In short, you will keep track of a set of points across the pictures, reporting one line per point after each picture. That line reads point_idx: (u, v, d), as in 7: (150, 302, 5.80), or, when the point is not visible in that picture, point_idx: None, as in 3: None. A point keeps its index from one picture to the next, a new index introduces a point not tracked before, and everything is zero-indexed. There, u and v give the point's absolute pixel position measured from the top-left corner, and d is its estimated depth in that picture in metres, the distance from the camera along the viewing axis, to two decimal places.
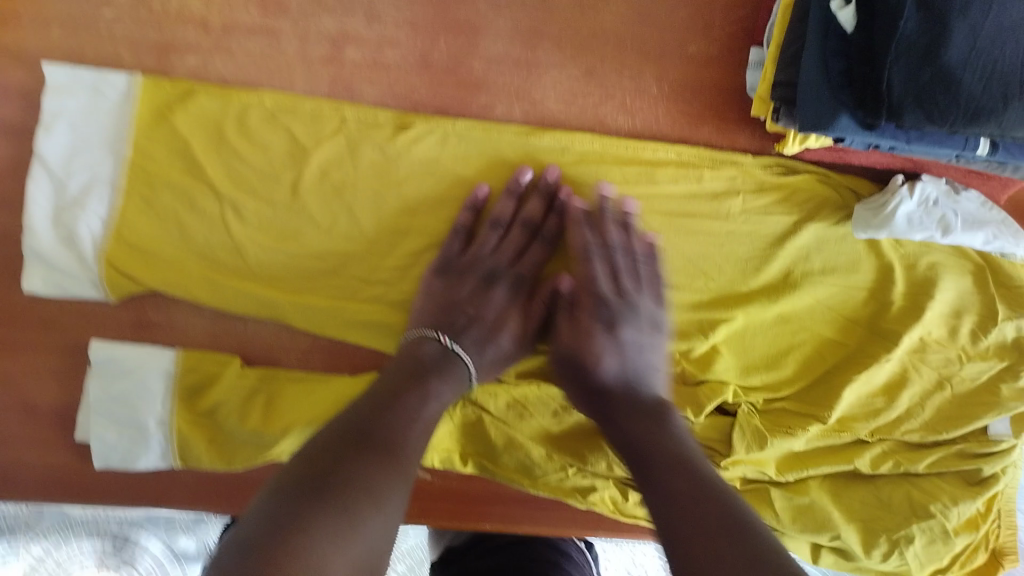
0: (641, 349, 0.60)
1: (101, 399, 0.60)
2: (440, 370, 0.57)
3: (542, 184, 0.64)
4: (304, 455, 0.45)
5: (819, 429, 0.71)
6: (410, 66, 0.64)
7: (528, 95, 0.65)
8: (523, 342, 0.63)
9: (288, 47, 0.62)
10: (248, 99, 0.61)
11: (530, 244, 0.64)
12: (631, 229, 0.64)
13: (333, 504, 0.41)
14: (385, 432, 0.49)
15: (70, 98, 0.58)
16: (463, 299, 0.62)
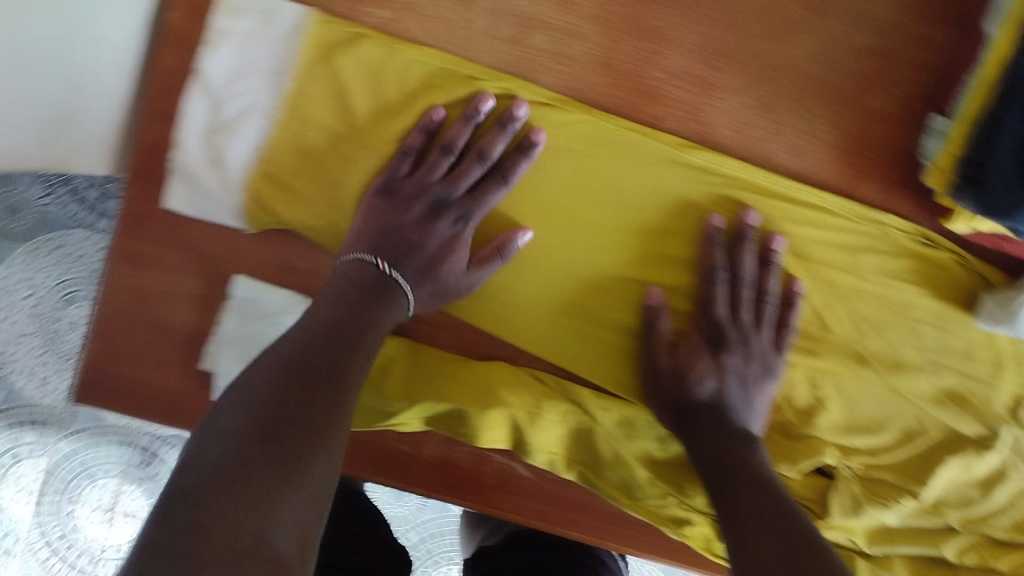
0: (741, 381, 0.63)
1: (238, 334, 0.61)
2: (379, 299, 0.57)
3: (506, 116, 0.58)
4: (246, 400, 0.47)
5: (912, 507, 0.68)
6: (591, 63, 0.60)
7: (699, 117, 0.62)
8: (465, 281, 0.60)
9: (477, 20, 0.60)
10: (416, 55, 0.59)
11: (484, 178, 0.59)
12: (773, 269, 0.63)
13: (284, 450, 0.44)
14: (328, 367, 0.50)
15: (239, 21, 0.58)
16: (406, 224, 0.59)
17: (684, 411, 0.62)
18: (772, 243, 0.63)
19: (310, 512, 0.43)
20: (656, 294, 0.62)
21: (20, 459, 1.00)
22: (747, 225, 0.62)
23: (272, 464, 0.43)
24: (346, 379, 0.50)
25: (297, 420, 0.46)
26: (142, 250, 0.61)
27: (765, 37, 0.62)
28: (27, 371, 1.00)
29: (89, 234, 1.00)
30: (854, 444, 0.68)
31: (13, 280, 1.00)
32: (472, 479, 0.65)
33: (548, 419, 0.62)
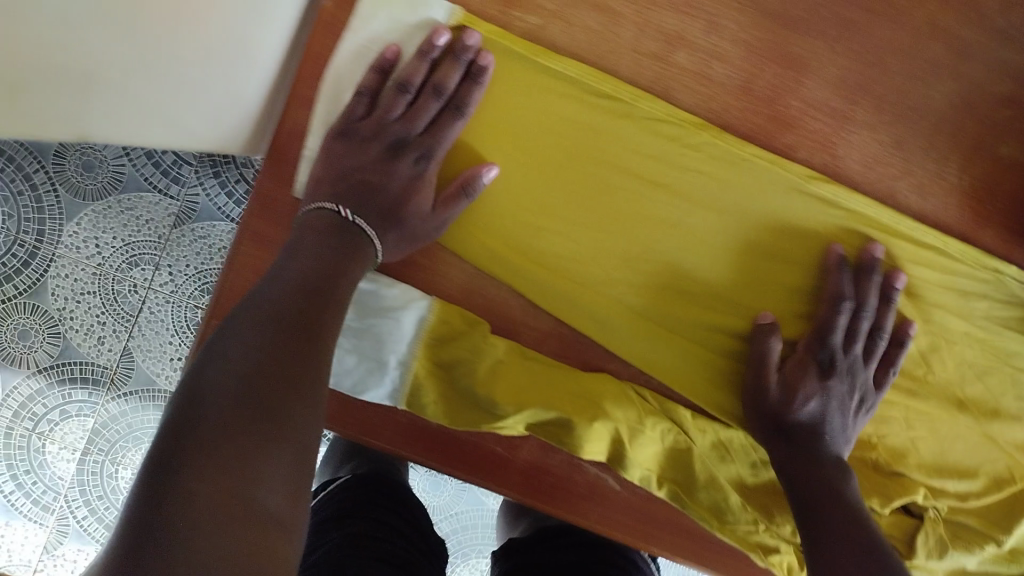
0: (842, 409, 0.63)
1: (352, 325, 0.61)
2: (349, 248, 0.57)
3: (458, 48, 0.59)
4: (220, 358, 0.48)
5: (994, 552, 0.67)
6: (732, 87, 0.62)
7: (831, 148, 0.63)
8: (434, 225, 0.59)
9: (624, 34, 0.61)
10: (558, 66, 0.60)
11: (442, 113, 0.60)
12: (891, 307, 0.64)
13: (263, 411, 0.46)
14: (305, 324, 0.52)
15: (380, 14, 0.60)
16: (366, 164, 0.59)
17: (785, 429, 0.62)
18: (873, 254, 0.63)
19: (295, 465, 0.46)
20: (769, 317, 0.63)
21: (69, 416, 1.01)
22: (872, 255, 0.63)
23: (253, 423, 0.45)
24: (320, 334, 0.52)
25: (273, 383, 0.48)
26: (269, 232, 0.60)
27: (903, 76, 0.63)
28: (86, 329, 1.01)
29: (161, 199, 1.02)
30: (942, 485, 0.67)
31: (80, 239, 1.01)
32: (563, 487, 0.65)
33: (648, 436, 0.62)
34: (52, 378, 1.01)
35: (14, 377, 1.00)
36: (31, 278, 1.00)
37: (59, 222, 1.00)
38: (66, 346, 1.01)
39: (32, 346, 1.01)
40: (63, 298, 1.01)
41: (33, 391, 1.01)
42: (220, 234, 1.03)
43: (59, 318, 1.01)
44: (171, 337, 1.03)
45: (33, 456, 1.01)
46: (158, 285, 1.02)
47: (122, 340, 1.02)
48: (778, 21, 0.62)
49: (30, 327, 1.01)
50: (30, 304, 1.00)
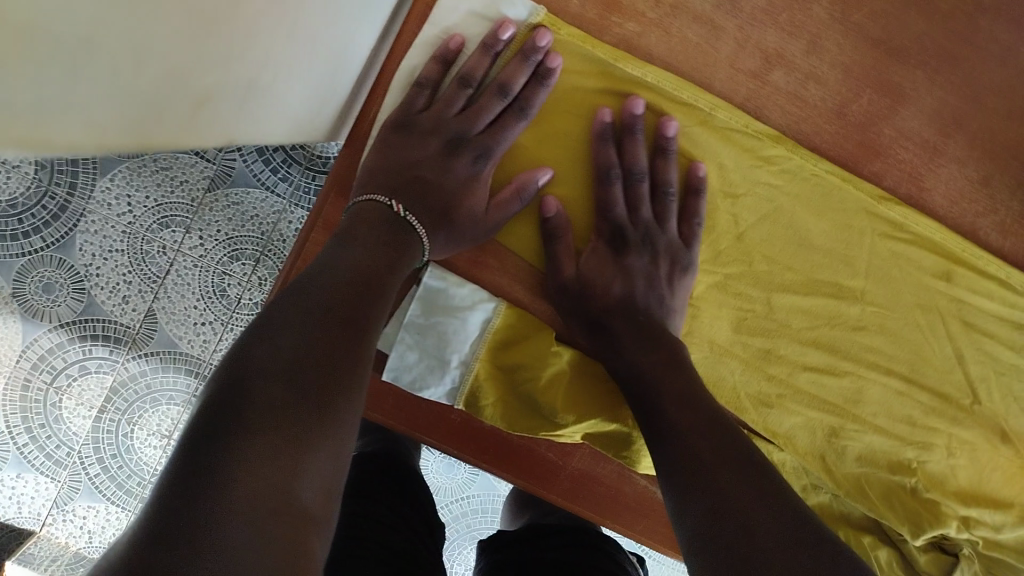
0: (650, 283, 0.61)
1: (416, 322, 0.59)
2: (389, 240, 0.55)
3: (528, 46, 0.58)
4: (271, 334, 0.43)
5: None
6: (825, 110, 0.62)
7: (919, 180, 0.63)
8: (484, 231, 0.58)
9: (723, 47, 0.60)
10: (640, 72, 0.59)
11: (505, 112, 0.60)
12: (700, 199, 0.62)
13: (312, 401, 0.41)
14: (352, 311, 0.47)
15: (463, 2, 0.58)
16: (424, 159, 0.60)
17: (599, 318, 0.59)
18: (666, 129, 0.60)
19: (337, 463, 0.40)
20: (557, 206, 0.59)
21: (88, 372, 0.96)
22: (633, 107, 0.59)
23: (294, 410, 0.40)
24: (368, 330, 0.47)
25: (322, 369, 0.42)
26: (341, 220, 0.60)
27: (998, 114, 0.63)
28: (111, 286, 0.96)
29: (199, 161, 0.96)
30: (977, 515, 0.66)
31: (113, 195, 0.95)
32: (614, 497, 0.65)
33: None
34: (74, 334, 0.95)
35: (33, 331, 0.94)
36: (59, 231, 0.94)
37: (92, 176, 0.94)
38: (90, 303, 0.95)
39: (54, 300, 0.94)
40: (90, 255, 0.95)
41: (52, 345, 0.95)
42: (253, 202, 0.98)
43: (85, 275, 0.95)
44: (197, 302, 0.98)
45: (49, 411, 0.96)
46: (187, 248, 0.97)
47: (148, 301, 0.97)
48: (881, 48, 0.62)
49: (55, 280, 0.94)
50: (56, 257, 0.94)
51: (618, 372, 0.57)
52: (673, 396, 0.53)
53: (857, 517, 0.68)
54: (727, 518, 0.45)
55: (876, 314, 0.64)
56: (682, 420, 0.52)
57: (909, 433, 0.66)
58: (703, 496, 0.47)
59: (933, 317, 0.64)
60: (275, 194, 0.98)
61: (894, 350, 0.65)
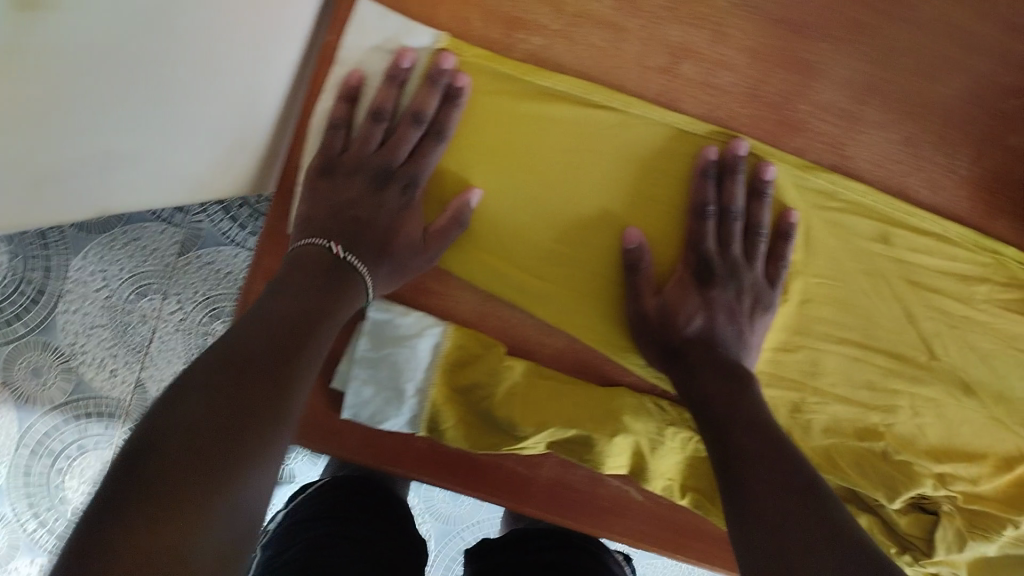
0: (731, 316, 0.62)
1: (367, 355, 0.60)
2: (330, 287, 0.55)
3: (433, 71, 0.59)
4: (183, 399, 0.43)
5: (1012, 536, 0.67)
6: (739, 94, 0.62)
7: (841, 150, 0.64)
8: (424, 259, 0.59)
9: (629, 48, 0.61)
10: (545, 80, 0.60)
11: (423, 139, 0.60)
12: (790, 244, 0.63)
13: (217, 460, 0.40)
14: (268, 361, 0.47)
15: (367, 40, 0.60)
16: (355, 200, 0.59)
17: (674, 350, 0.61)
18: (765, 173, 0.62)
19: (242, 520, 0.40)
20: (637, 238, 0.61)
21: (86, 451, 0.97)
22: (737, 148, 0.61)
23: (198, 460, 0.40)
24: (291, 386, 0.47)
25: (232, 427, 0.42)
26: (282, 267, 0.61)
27: (911, 75, 0.63)
28: (97, 362, 0.97)
29: (166, 228, 0.98)
30: (952, 470, 0.67)
31: (87, 272, 0.97)
32: (589, 500, 0.66)
33: (669, 447, 0.63)
34: (67, 413, 0.97)
35: (28, 415, 0.96)
36: (39, 315, 0.96)
37: (65, 256, 0.97)
38: (80, 381, 0.97)
39: (45, 382, 0.97)
40: (72, 333, 0.97)
41: (48, 428, 0.97)
42: (225, 259, 0.99)
43: (71, 354, 0.97)
44: (182, 365, 0.99)
45: (53, 493, 0.97)
46: (167, 314, 0.98)
47: (136, 371, 0.98)
48: (785, 28, 0.62)
49: (42, 363, 0.97)
50: (40, 341, 0.96)
51: (692, 406, 0.59)
52: (739, 428, 0.55)
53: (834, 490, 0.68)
54: (767, 534, 0.47)
55: (820, 285, 0.66)
56: (744, 445, 0.54)
57: (870, 398, 0.66)
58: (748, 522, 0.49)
59: (875, 280, 0.65)
60: (244, 248, 0.99)
61: (844, 317, 0.65)
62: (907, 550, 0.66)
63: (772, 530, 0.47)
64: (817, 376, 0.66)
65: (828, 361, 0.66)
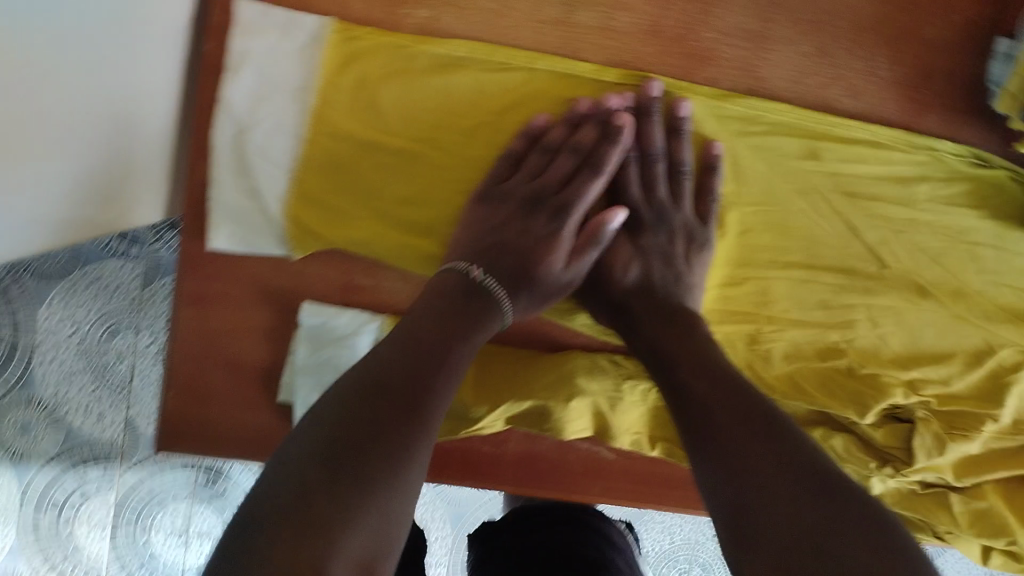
0: (667, 262, 0.61)
1: (309, 362, 0.59)
2: (464, 309, 0.54)
3: (597, 108, 0.58)
4: (317, 419, 0.41)
5: (994, 431, 0.67)
6: (641, 33, 0.59)
7: (754, 72, 0.62)
8: (563, 277, 0.59)
9: (519, 5, 0.57)
10: (446, 49, 0.56)
11: (580, 170, 0.59)
12: (716, 175, 0.61)
13: (353, 482, 0.38)
14: (416, 397, 0.44)
15: (257, 39, 0.54)
16: (504, 226, 0.59)
17: (618, 305, 0.60)
18: (681, 109, 0.59)
19: (373, 544, 0.37)
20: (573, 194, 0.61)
21: (90, 496, 0.94)
22: (651, 90, 0.58)
23: (328, 485, 0.37)
24: (429, 409, 0.44)
25: (368, 447, 0.40)
26: (206, 291, 0.58)
27: None
28: (83, 408, 0.93)
29: (123, 263, 0.92)
30: (921, 375, 0.67)
31: (55, 320, 0.91)
32: (561, 468, 0.65)
33: (629, 401, 0.62)
34: (65, 463, 0.93)
35: (27, 471, 0.92)
36: (15, 370, 0.92)
37: (31, 308, 0.91)
38: (70, 429, 0.93)
39: (37, 438, 0.92)
40: (53, 383, 0.92)
41: (48, 480, 0.93)
42: None
43: (56, 406, 0.92)
44: None
45: (65, 542, 0.94)
46: (144, 348, 0.94)
47: (124, 410, 0.94)
48: None
49: (30, 419, 0.92)
50: (23, 397, 0.92)
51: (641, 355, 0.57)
52: (689, 362, 0.54)
53: (806, 414, 0.69)
54: (739, 503, 0.44)
55: (756, 214, 0.64)
56: (699, 389, 0.52)
57: (826, 317, 0.66)
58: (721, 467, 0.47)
59: (812, 198, 0.64)
60: None
61: (786, 242, 0.64)
62: (887, 463, 0.66)
63: (748, 498, 0.44)
64: (768, 303, 0.65)
65: (777, 287, 0.65)
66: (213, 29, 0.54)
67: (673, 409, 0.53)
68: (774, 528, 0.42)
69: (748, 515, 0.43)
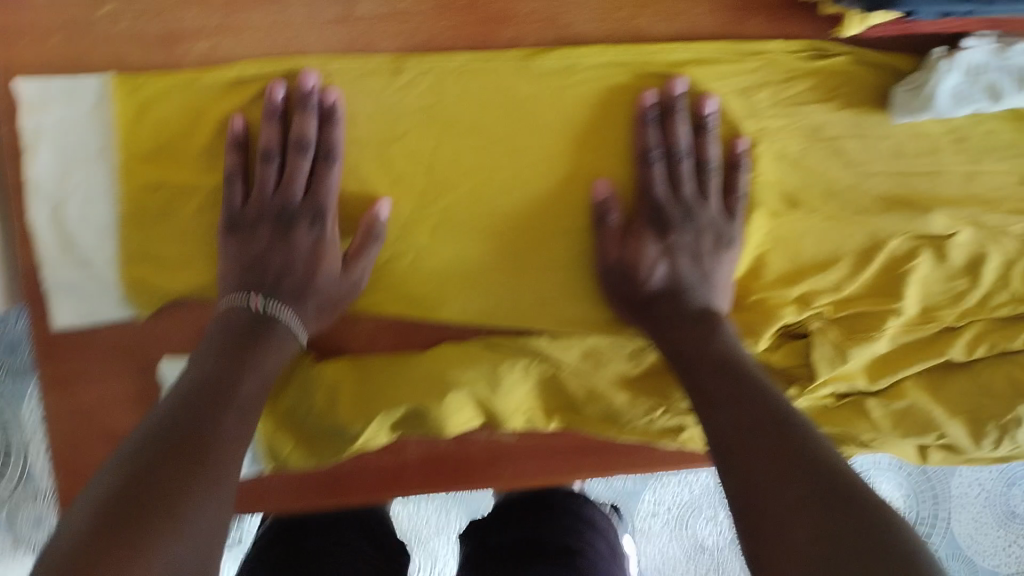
0: (695, 259, 0.61)
1: None
2: (257, 339, 0.56)
3: (301, 95, 0.56)
4: (100, 479, 0.42)
5: (898, 325, 0.64)
6: (428, 11, 0.59)
7: (557, 22, 0.61)
8: (348, 281, 0.59)
9: (296, 14, 0.58)
10: (227, 74, 0.57)
11: (315, 167, 0.58)
12: (741, 172, 0.61)
13: (144, 520, 0.39)
14: (203, 444, 0.46)
15: (46, 114, 0.56)
16: (266, 249, 0.57)
17: (644, 304, 0.61)
18: (705, 106, 0.60)
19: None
20: (603, 190, 0.60)
21: None
22: (676, 90, 0.59)
23: (122, 528, 0.38)
24: (216, 447, 0.47)
25: (152, 488, 0.41)
26: (67, 371, 0.60)
27: None
28: None
29: None
30: (811, 288, 0.64)
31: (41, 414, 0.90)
32: (465, 462, 0.66)
33: (510, 381, 0.62)
34: None
35: None
36: (16, 470, 0.90)
37: (14, 409, 0.90)
38: None
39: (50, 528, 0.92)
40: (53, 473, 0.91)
41: None
42: None
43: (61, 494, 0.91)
44: None
45: None
46: None
47: None
48: None
49: (42, 512, 0.91)
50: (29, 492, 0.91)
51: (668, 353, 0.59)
52: (711, 367, 0.56)
53: None
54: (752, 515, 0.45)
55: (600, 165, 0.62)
56: (721, 392, 0.54)
57: None
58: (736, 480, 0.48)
59: None
60: None
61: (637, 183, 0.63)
62: (791, 384, 0.65)
63: (764, 505, 0.45)
64: None
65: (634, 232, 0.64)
66: (7, 115, 0.56)
67: (698, 402, 0.55)
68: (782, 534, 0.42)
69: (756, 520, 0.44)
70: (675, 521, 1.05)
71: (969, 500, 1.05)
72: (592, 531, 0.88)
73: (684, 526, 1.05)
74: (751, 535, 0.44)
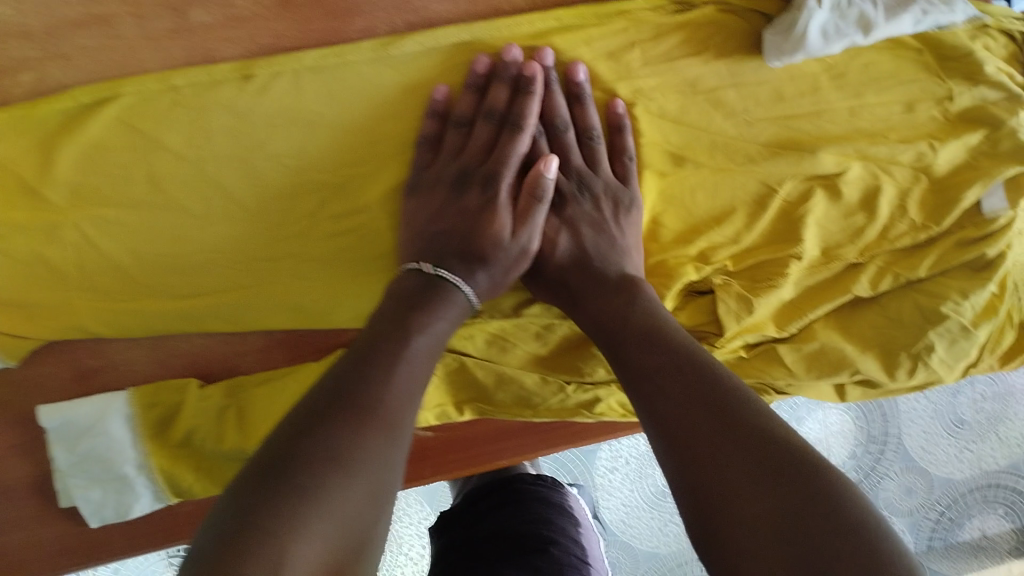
0: (597, 228, 0.60)
1: (74, 462, 0.59)
2: (423, 301, 0.53)
3: (502, 66, 0.57)
4: (290, 428, 0.42)
5: (803, 268, 0.64)
6: (268, 9, 0.56)
7: (408, 5, 0.58)
8: (512, 246, 0.57)
9: (126, 29, 0.55)
10: (60, 102, 0.54)
11: (499, 133, 0.58)
12: (625, 133, 0.60)
13: (292, 482, 0.39)
14: (365, 401, 0.44)
15: None
16: (443, 211, 0.58)
17: (558, 281, 0.59)
18: (576, 73, 0.58)
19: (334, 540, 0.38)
20: None
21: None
22: (542, 58, 0.57)
23: (266, 493, 0.38)
24: (384, 407, 0.45)
25: (317, 448, 0.41)
26: None
27: None
28: None
29: None
30: (709, 243, 0.63)
31: None
32: None
33: None
34: None
35: None
36: None
37: None
38: None
39: None
40: None
41: None
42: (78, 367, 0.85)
43: None
44: None
45: None
46: None
47: None
48: None
49: None
50: None
51: (590, 328, 0.56)
52: (639, 337, 0.52)
53: None
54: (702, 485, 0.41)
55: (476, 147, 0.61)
56: (649, 360, 0.50)
57: None
58: (680, 456, 0.43)
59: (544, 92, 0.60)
60: None
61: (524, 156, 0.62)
62: (703, 342, 0.64)
63: (715, 471, 0.41)
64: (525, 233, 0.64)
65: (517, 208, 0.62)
66: None
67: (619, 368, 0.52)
68: (745, 521, 0.38)
69: (707, 498, 0.40)
70: (635, 473, 1.00)
71: (916, 413, 1.06)
72: (561, 517, 0.81)
73: (644, 475, 1.01)
74: (703, 514, 0.40)
